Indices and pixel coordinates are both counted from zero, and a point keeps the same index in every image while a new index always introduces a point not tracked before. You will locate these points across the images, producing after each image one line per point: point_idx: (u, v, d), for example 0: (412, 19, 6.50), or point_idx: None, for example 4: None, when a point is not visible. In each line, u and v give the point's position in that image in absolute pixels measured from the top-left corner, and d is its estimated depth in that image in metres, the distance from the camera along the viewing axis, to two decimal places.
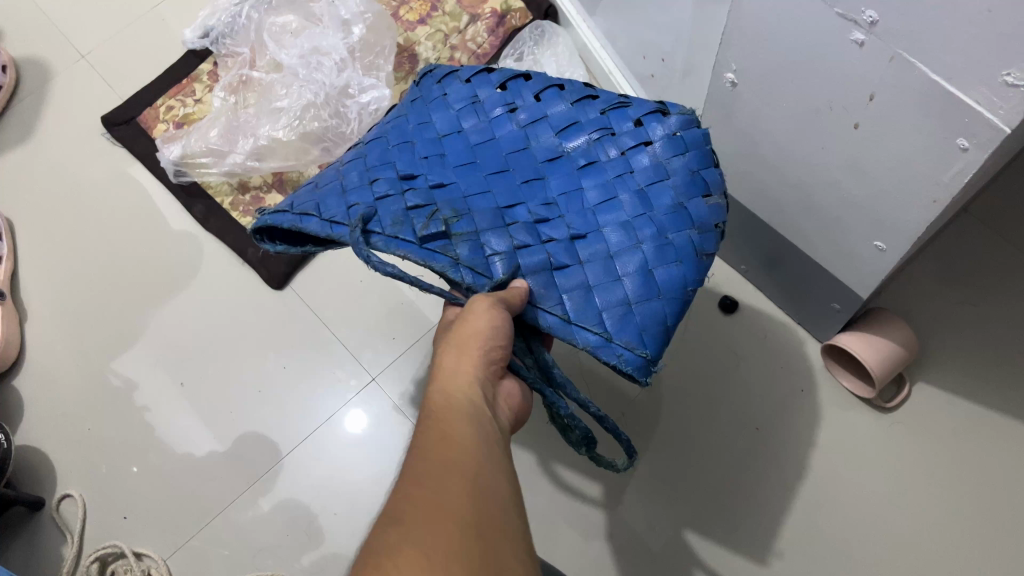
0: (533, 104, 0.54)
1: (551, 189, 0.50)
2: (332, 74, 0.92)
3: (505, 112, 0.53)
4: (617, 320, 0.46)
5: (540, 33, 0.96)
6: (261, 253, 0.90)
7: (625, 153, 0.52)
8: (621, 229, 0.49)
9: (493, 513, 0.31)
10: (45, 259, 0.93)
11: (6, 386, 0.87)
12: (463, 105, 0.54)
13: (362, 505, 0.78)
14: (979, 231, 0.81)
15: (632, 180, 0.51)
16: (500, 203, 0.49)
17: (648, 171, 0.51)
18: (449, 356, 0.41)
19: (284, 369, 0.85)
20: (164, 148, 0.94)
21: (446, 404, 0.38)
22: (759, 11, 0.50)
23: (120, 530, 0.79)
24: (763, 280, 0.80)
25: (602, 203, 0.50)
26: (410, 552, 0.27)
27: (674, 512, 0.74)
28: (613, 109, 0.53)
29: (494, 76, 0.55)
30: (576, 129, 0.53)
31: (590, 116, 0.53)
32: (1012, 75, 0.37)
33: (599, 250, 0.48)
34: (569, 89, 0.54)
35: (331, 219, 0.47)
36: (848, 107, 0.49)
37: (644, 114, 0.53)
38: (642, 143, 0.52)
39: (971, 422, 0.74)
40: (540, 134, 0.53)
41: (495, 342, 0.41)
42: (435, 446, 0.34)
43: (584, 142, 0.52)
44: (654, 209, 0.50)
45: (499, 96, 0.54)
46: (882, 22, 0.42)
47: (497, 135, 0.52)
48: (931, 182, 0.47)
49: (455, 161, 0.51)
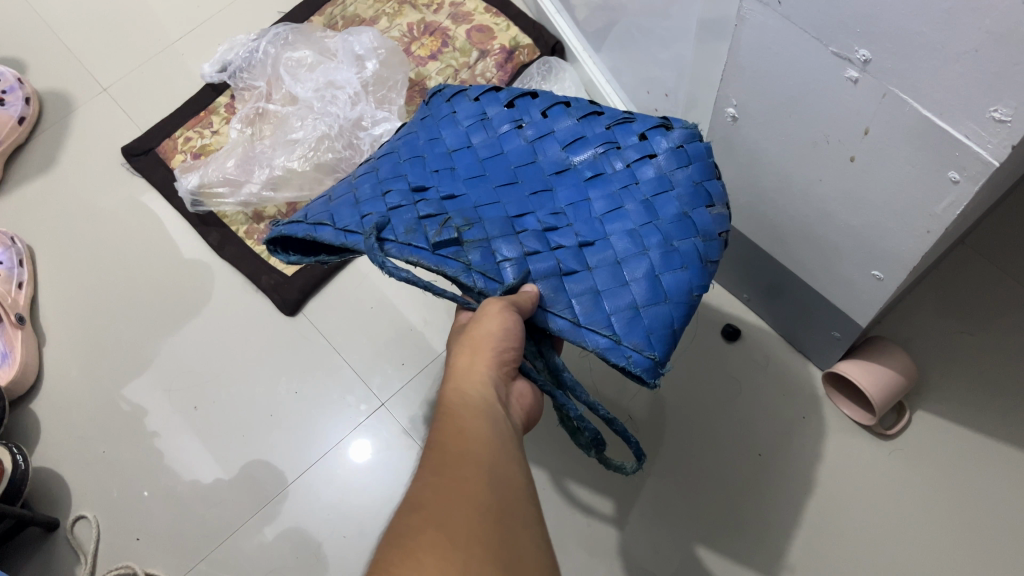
0: (540, 121, 0.56)
1: (559, 200, 0.52)
2: (346, 108, 0.96)
3: (513, 128, 0.56)
4: (625, 323, 0.48)
5: (547, 68, 0.99)
6: (275, 280, 0.92)
7: (630, 165, 0.54)
8: (628, 237, 0.51)
9: (509, 499, 0.33)
10: (63, 286, 0.95)
11: (24, 408, 0.89)
12: (472, 122, 0.56)
13: (369, 529, 0.79)
14: (976, 263, 0.83)
15: (637, 192, 0.53)
16: (510, 212, 0.51)
17: (653, 182, 0.53)
18: (462, 356, 0.43)
19: (295, 395, 0.87)
20: (182, 178, 0.97)
21: (461, 401, 0.40)
22: (756, 48, 0.53)
23: (133, 551, 0.81)
24: (764, 308, 0.82)
25: (608, 212, 0.52)
26: (433, 533, 0.30)
27: (677, 536, 0.75)
28: (618, 124, 0.56)
29: (502, 95, 0.58)
30: (583, 144, 0.55)
31: (596, 131, 0.55)
32: (999, 111, 0.39)
33: (607, 257, 0.50)
34: (575, 106, 0.57)
35: (345, 228, 0.50)
36: (844, 140, 0.51)
37: (648, 129, 0.55)
38: (647, 156, 0.54)
39: (970, 449, 0.75)
40: (547, 148, 0.55)
41: (507, 343, 0.43)
42: (453, 439, 0.36)
43: (590, 156, 0.54)
44: (659, 218, 0.51)
45: (507, 114, 0.56)
46: (874, 61, 0.44)
47: (506, 149, 0.55)
48: (924, 212, 0.49)
49: (465, 174, 0.53)
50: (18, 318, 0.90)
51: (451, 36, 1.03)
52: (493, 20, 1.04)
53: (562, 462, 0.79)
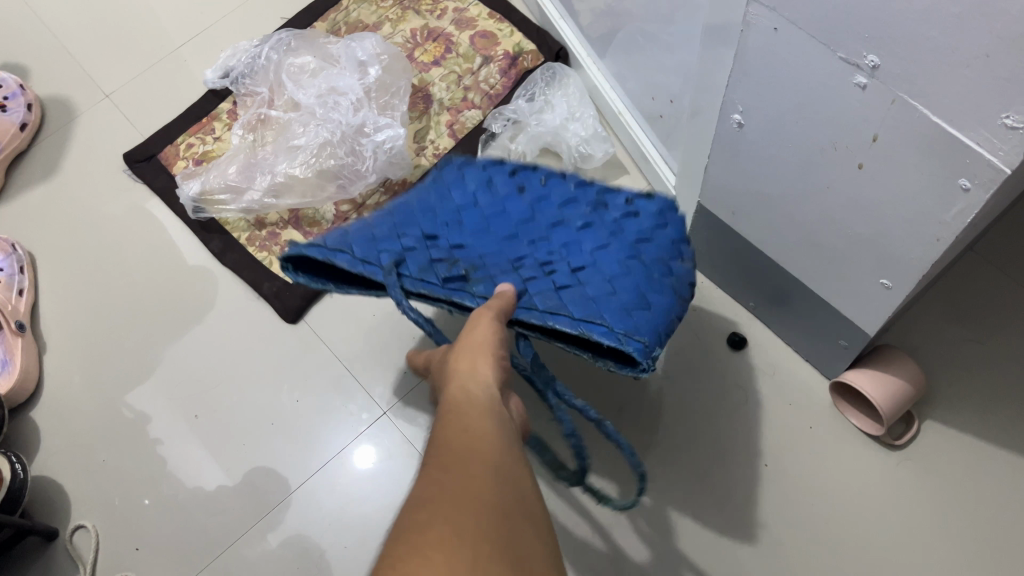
0: (538, 188, 0.61)
1: (554, 245, 0.58)
2: (349, 114, 0.93)
3: (514, 192, 0.61)
4: (620, 317, 0.52)
5: (551, 75, 0.98)
6: (277, 287, 0.91)
7: (617, 220, 0.59)
8: (617, 267, 0.55)
9: (516, 497, 0.33)
10: (64, 293, 0.95)
11: (23, 416, 0.88)
12: (479, 185, 0.61)
13: (371, 539, 0.79)
14: (982, 269, 0.82)
15: (625, 239, 0.58)
16: (511, 257, 0.56)
17: (638, 229, 0.59)
18: (462, 360, 0.44)
19: (296, 403, 0.86)
20: (183, 185, 0.96)
21: (467, 399, 0.40)
22: (762, 53, 0.52)
23: (132, 560, 0.80)
24: (771, 317, 0.81)
25: (599, 251, 0.57)
26: (441, 529, 0.29)
27: (682, 547, 0.74)
28: (607, 193, 0.61)
29: (505, 166, 0.62)
30: (576, 204, 0.60)
31: (588, 196, 0.61)
32: (1011, 117, 0.39)
33: (598, 280, 0.54)
34: (570, 177, 0.62)
35: (361, 259, 0.54)
36: (852, 147, 0.51)
37: (634, 196, 0.61)
38: (631, 213, 0.60)
39: (979, 460, 0.74)
40: (545, 210, 0.60)
41: (501, 347, 0.45)
42: (460, 436, 0.36)
43: (582, 212, 0.60)
44: (644, 257, 0.57)
45: (509, 180, 0.61)
46: (883, 66, 0.43)
47: (508, 207, 0.60)
48: (934, 221, 0.49)
49: (472, 227, 0.58)
50: (18, 326, 0.89)
51: (455, 41, 1.03)
52: (496, 26, 1.03)
53: (565, 471, 0.79)
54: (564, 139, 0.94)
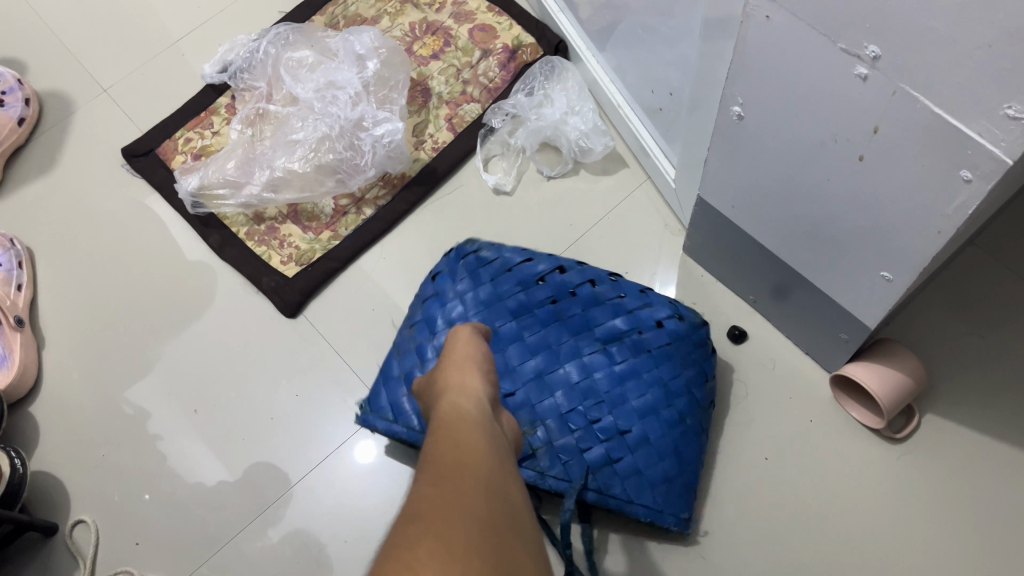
0: (581, 316, 0.76)
1: (600, 388, 0.73)
2: (347, 108, 0.92)
3: (562, 324, 0.76)
4: (665, 495, 0.71)
5: (550, 68, 0.97)
6: (275, 281, 0.91)
7: (652, 350, 0.75)
8: (655, 420, 0.72)
9: (509, 512, 0.31)
10: (63, 288, 0.95)
11: (22, 411, 0.88)
12: (533, 319, 0.76)
13: (371, 534, 0.78)
14: (983, 262, 0.82)
15: (658, 375, 0.73)
16: (563, 407, 0.72)
17: (667, 367, 0.74)
18: (450, 376, 0.42)
19: (296, 398, 0.86)
20: (181, 180, 0.95)
21: (456, 411, 0.38)
22: (762, 44, 0.51)
23: (133, 556, 0.80)
24: (772, 311, 0.80)
25: (638, 394, 0.73)
26: (431, 543, 0.28)
27: (684, 541, 0.74)
28: (640, 311, 0.76)
29: (550, 288, 0.77)
30: (615, 334, 0.75)
31: (625, 319, 0.76)
32: (1013, 108, 0.38)
33: (642, 424, 0.72)
34: (603, 294, 0.77)
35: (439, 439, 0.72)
36: (852, 139, 0.50)
37: (665, 318, 0.76)
38: (662, 342, 0.75)
39: (979, 452, 0.74)
40: (589, 342, 0.75)
41: (486, 364, 0.44)
42: (450, 451, 0.34)
43: (622, 342, 0.75)
44: (674, 402, 0.73)
45: (554, 311, 0.76)
46: (884, 57, 0.43)
47: (557, 342, 0.75)
48: (935, 213, 0.48)
49: (531, 370, 0.74)
50: (17, 321, 0.89)
51: (454, 35, 1.03)
52: (495, 19, 1.03)
53: None
54: (563, 133, 0.93)
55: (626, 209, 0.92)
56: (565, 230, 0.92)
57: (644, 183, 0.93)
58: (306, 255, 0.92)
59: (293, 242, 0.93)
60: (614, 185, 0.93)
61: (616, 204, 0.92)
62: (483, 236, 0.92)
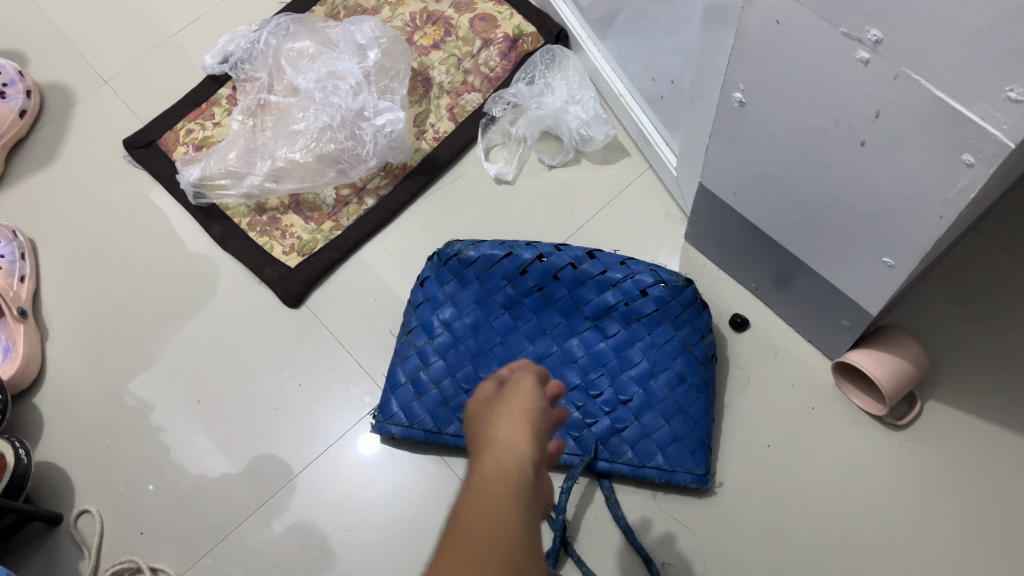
0: (566, 297, 0.77)
1: (596, 364, 0.75)
2: (348, 98, 0.92)
3: (550, 308, 0.77)
4: (676, 455, 0.72)
5: (551, 57, 0.97)
6: (278, 272, 0.91)
7: (642, 318, 0.75)
8: (656, 382, 0.74)
9: None
10: (65, 280, 0.95)
11: (26, 403, 0.88)
12: (522, 312, 0.78)
13: (374, 522, 0.79)
14: (985, 248, 0.82)
15: (650, 340, 0.75)
16: (564, 387, 0.75)
17: (659, 333, 0.75)
18: (500, 423, 0.37)
19: (299, 387, 0.86)
20: (183, 171, 0.95)
21: (493, 476, 0.34)
22: (763, 29, 0.51)
23: (138, 545, 0.80)
24: (774, 298, 0.80)
25: (635, 363, 0.74)
26: None
27: (686, 528, 0.74)
28: (624, 283, 0.75)
29: (532, 278, 0.77)
30: (603, 309, 0.76)
31: (611, 294, 0.76)
32: (1015, 90, 0.38)
33: (643, 390, 0.74)
34: (586, 272, 0.76)
35: (455, 433, 0.76)
36: (855, 125, 0.50)
37: (648, 286, 0.75)
38: (652, 309, 0.75)
39: (980, 438, 0.74)
40: (578, 321, 0.77)
41: (541, 401, 0.38)
42: (472, 541, 0.31)
43: (610, 317, 0.76)
44: (674, 364, 0.74)
45: (539, 297, 0.77)
46: (886, 41, 0.43)
47: (549, 328, 0.77)
48: (937, 198, 0.48)
49: (527, 360, 0.77)
50: (20, 312, 0.89)
51: (455, 25, 1.03)
52: (496, 9, 1.03)
53: None
54: (565, 122, 0.93)
55: (628, 198, 0.92)
56: (566, 219, 0.92)
57: (646, 171, 0.93)
58: (308, 245, 0.92)
59: (295, 232, 0.93)
60: (615, 174, 0.93)
61: (617, 193, 0.92)
62: (484, 225, 0.92)
